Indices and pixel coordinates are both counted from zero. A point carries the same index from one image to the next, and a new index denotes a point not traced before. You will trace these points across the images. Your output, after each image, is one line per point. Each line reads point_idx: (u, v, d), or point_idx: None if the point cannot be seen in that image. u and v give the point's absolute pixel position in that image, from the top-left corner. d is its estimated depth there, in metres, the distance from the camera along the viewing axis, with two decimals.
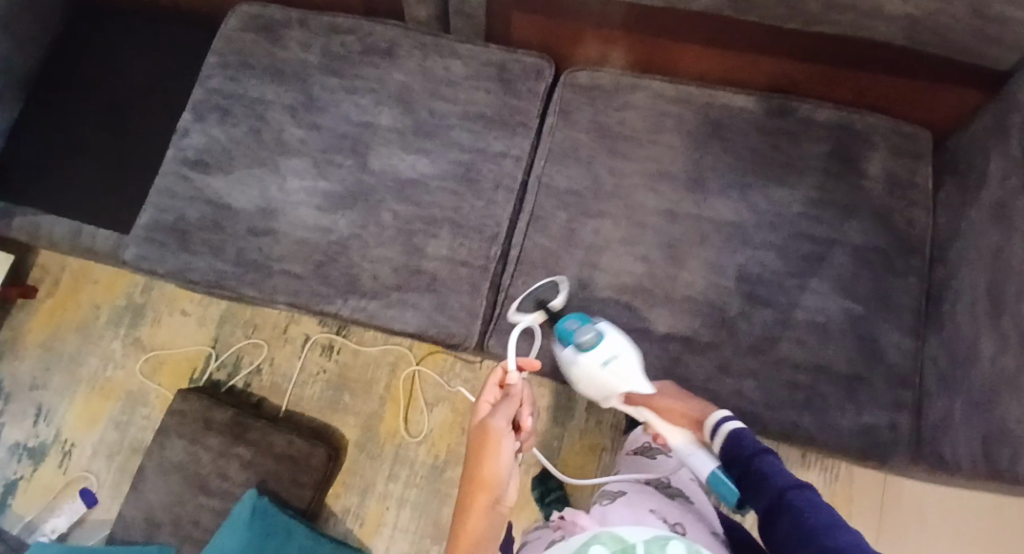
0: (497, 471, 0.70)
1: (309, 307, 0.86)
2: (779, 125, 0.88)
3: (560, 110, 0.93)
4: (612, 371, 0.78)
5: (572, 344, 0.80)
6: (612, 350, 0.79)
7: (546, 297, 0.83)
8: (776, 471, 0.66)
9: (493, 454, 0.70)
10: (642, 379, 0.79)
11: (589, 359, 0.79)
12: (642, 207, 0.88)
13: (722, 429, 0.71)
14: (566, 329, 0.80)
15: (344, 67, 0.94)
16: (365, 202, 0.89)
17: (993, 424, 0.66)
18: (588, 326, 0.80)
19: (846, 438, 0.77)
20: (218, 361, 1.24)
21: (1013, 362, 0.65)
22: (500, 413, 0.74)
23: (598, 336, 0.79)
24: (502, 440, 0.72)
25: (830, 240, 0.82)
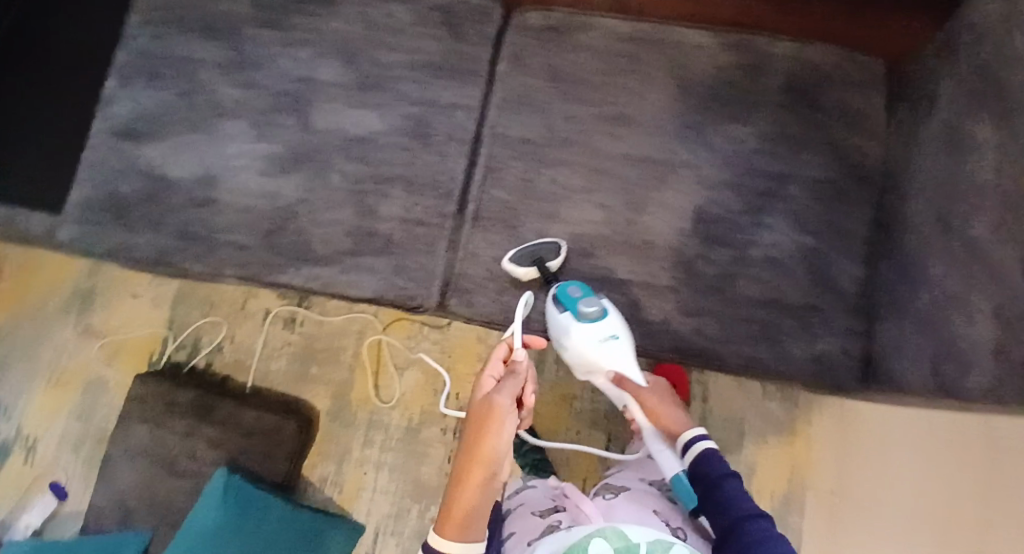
0: (496, 449, 0.70)
1: (260, 278, 0.83)
2: (734, 60, 0.86)
3: (511, 55, 0.89)
4: (606, 349, 0.79)
5: (573, 312, 0.79)
6: (615, 331, 0.79)
7: (546, 257, 0.81)
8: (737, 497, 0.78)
9: (494, 431, 0.70)
10: (631, 365, 0.80)
11: (586, 330, 0.78)
12: (598, 152, 0.86)
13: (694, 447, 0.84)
14: (568, 296, 0.79)
15: (280, 20, 0.89)
16: (311, 163, 0.85)
17: (942, 343, 0.69)
18: (595, 300, 0.79)
19: (803, 368, 0.79)
20: (175, 342, 1.20)
21: (956, 284, 0.68)
22: (504, 390, 0.73)
23: (603, 311, 0.78)
24: (505, 418, 0.71)
25: (783, 174, 0.82)
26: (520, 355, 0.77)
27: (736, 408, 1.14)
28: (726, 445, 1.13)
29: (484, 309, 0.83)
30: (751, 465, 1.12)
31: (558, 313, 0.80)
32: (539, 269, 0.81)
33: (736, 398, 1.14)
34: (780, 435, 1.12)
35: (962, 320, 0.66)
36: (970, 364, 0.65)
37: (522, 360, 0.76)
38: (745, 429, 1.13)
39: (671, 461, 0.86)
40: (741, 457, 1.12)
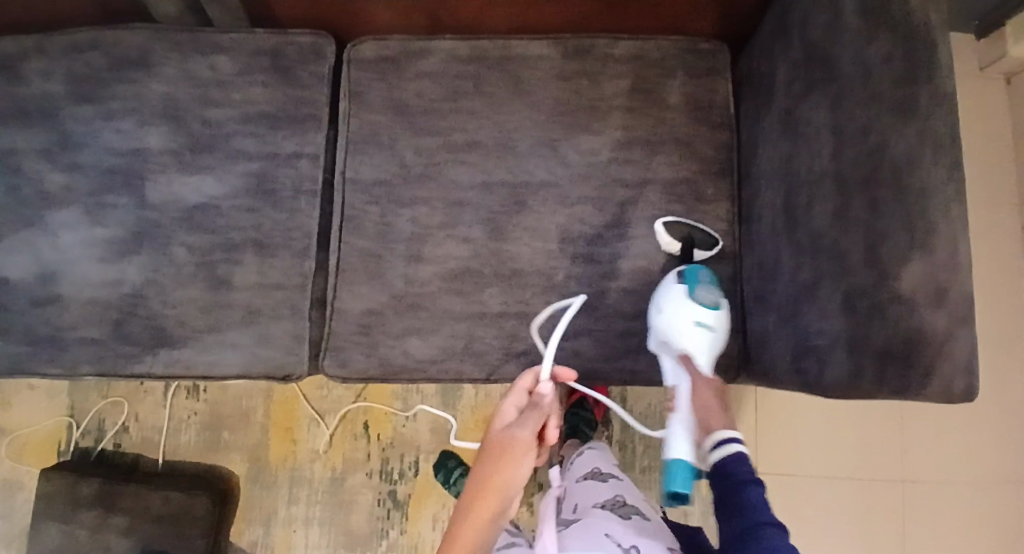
0: (512, 485, 0.54)
1: (117, 371, 0.80)
2: (578, 67, 0.83)
3: (350, 92, 0.84)
4: (695, 333, 0.72)
5: (689, 287, 0.74)
6: (714, 324, 0.72)
7: (695, 244, 0.80)
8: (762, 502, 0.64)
9: (514, 462, 0.55)
10: (705, 365, 0.73)
11: (692, 310, 0.72)
12: (456, 184, 0.83)
13: (728, 445, 0.68)
14: (695, 275, 0.74)
15: (97, 91, 0.84)
16: (153, 241, 0.81)
17: (798, 335, 0.71)
18: (712, 289, 0.74)
19: None
20: (81, 429, 1.10)
21: (807, 276, 0.70)
22: (527, 422, 0.59)
23: (715, 302, 0.73)
24: (527, 453, 0.56)
25: (640, 180, 0.82)
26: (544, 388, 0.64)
27: (653, 398, 1.09)
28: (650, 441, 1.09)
29: (358, 364, 0.80)
30: None
31: (671, 284, 0.75)
32: (685, 246, 0.79)
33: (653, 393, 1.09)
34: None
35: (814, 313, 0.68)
36: (825, 357, 0.67)
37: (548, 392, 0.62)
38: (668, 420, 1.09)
39: (685, 450, 0.70)
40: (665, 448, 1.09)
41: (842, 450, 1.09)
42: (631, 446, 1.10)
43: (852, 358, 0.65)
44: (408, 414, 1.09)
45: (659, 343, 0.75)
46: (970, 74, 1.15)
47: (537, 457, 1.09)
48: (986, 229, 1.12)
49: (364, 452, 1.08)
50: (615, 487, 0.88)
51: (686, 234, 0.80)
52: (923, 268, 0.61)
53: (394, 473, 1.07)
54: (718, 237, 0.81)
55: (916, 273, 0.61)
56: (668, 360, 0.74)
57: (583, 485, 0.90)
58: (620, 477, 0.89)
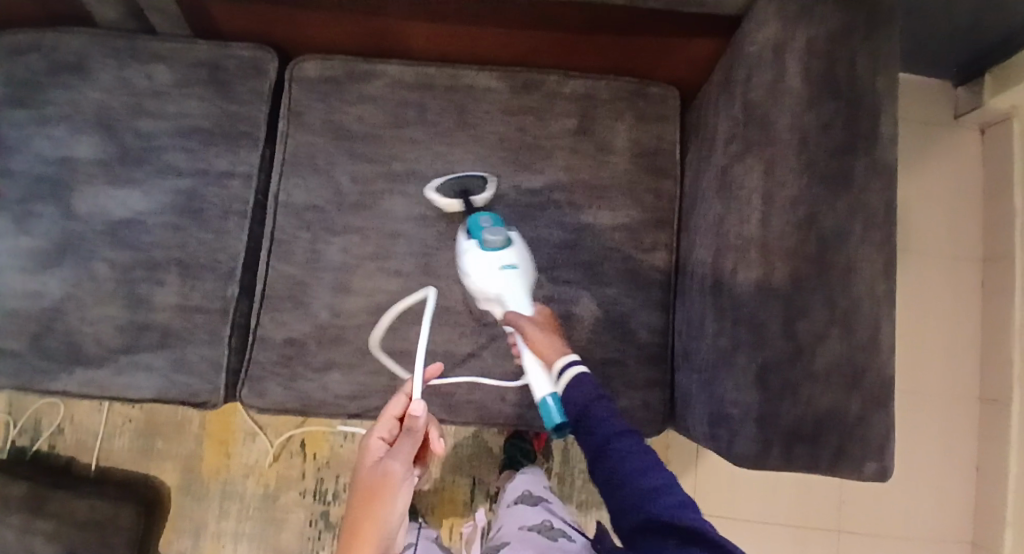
0: (388, 523, 0.57)
1: (32, 386, 0.78)
2: (523, 102, 0.81)
3: (289, 112, 0.83)
4: (501, 278, 0.71)
5: (479, 239, 0.73)
6: (514, 260, 0.72)
7: (472, 190, 0.79)
8: (606, 418, 0.62)
9: (389, 501, 0.58)
10: (524, 300, 0.72)
11: (487, 257, 0.72)
12: (389, 215, 0.81)
13: (567, 373, 0.66)
14: (478, 224, 0.73)
15: (32, 96, 0.82)
16: (75, 254, 0.79)
17: (715, 401, 0.67)
18: (501, 228, 0.73)
19: None
20: (16, 427, 1.09)
21: (726, 341, 0.66)
22: (398, 455, 0.61)
23: (505, 239, 0.72)
24: (399, 489, 0.59)
25: (578, 225, 0.79)
26: (417, 408, 0.62)
27: None
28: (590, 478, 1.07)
29: (275, 397, 0.77)
30: None
31: (464, 243, 0.74)
32: (460, 204, 0.78)
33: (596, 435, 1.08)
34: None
35: (728, 384, 0.65)
36: (736, 430, 0.64)
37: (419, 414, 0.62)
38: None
39: (544, 384, 0.68)
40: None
41: (783, 502, 1.07)
42: (570, 479, 1.07)
43: (760, 436, 0.62)
44: (346, 433, 1.07)
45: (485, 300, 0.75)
46: (946, 122, 1.11)
47: (475, 486, 1.07)
48: (948, 283, 1.09)
49: (298, 469, 1.06)
50: (541, 512, 0.84)
51: (458, 188, 0.79)
52: (841, 349, 0.61)
53: (328, 493, 1.06)
54: (495, 179, 0.79)
55: (834, 353, 0.61)
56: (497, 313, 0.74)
57: (512, 509, 0.87)
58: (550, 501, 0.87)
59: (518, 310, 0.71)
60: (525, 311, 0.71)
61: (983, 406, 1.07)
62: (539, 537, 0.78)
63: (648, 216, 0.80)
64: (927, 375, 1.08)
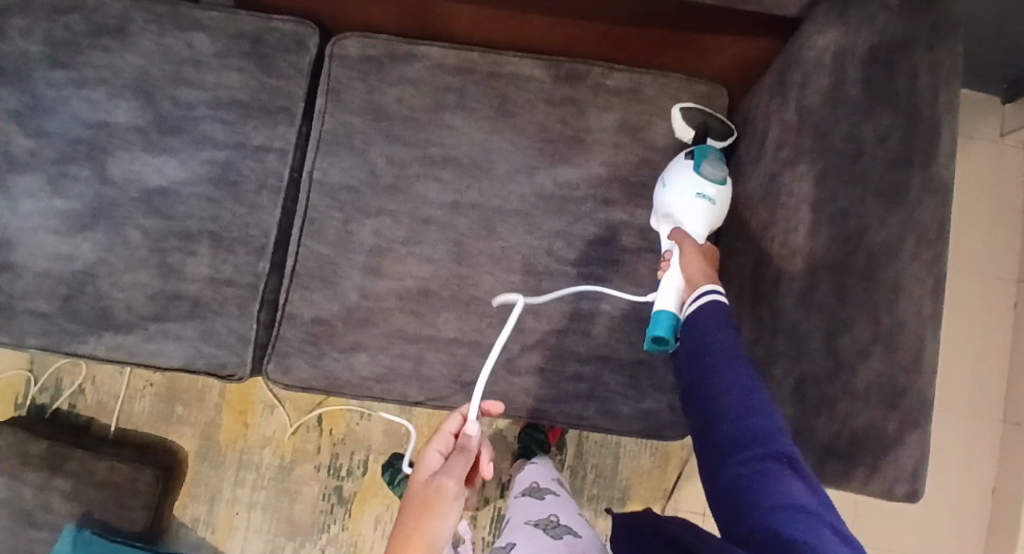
0: (436, 537, 0.58)
1: (61, 347, 0.78)
2: (566, 93, 0.80)
3: (328, 90, 0.82)
4: (690, 200, 0.70)
5: (698, 159, 0.72)
6: (717, 197, 0.70)
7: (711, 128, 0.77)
8: (722, 350, 0.62)
9: (438, 515, 0.58)
10: (699, 231, 0.71)
11: (694, 177, 0.70)
12: (423, 200, 0.80)
13: (704, 299, 0.65)
14: (704, 149, 0.72)
15: (71, 57, 0.82)
16: (109, 220, 0.79)
17: None
18: (721, 166, 0.71)
19: (627, 425, 0.77)
20: (37, 385, 1.10)
21: None
22: (452, 470, 0.62)
23: (720, 175, 0.71)
24: (450, 505, 0.60)
25: (615, 222, 0.78)
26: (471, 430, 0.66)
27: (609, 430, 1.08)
28: (602, 472, 1.07)
29: (302, 375, 0.78)
30: (626, 492, 1.07)
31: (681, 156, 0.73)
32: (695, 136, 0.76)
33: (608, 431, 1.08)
34: (653, 457, 1.07)
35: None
36: None
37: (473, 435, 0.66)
38: (620, 452, 1.07)
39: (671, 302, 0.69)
40: (616, 482, 1.07)
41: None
42: (582, 473, 1.07)
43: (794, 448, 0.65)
44: (363, 412, 1.08)
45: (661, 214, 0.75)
46: (991, 139, 1.09)
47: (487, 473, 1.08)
48: (982, 306, 1.07)
49: (314, 444, 1.07)
50: (549, 505, 0.85)
51: (699, 122, 0.77)
52: (882, 368, 0.60)
53: (343, 469, 1.07)
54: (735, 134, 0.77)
55: (875, 371, 0.61)
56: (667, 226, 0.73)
57: (520, 501, 0.88)
58: (558, 495, 0.87)
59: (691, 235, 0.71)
60: (698, 238, 0.71)
61: (1005, 429, 1.06)
62: (544, 533, 0.79)
63: None
64: (952, 397, 1.07)
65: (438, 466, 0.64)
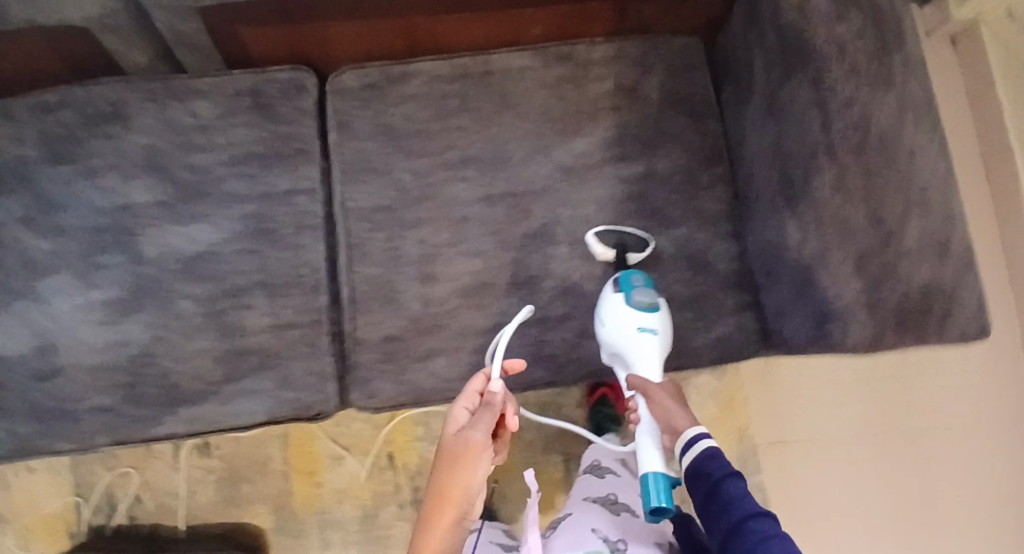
0: (468, 489, 0.66)
1: (135, 436, 0.76)
2: (559, 73, 0.86)
3: (338, 124, 0.85)
4: (637, 339, 0.74)
5: (627, 293, 0.76)
6: (656, 325, 0.75)
7: (628, 249, 0.81)
8: (740, 495, 0.67)
9: (468, 471, 0.66)
10: (655, 366, 0.75)
11: (631, 315, 0.74)
12: (455, 200, 0.83)
13: (696, 446, 0.71)
14: (628, 281, 0.76)
15: (74, 151, 0.82)
16: (156, 297, 0.79)
17: (817, 303, 0.73)
18: (650, 292, 0.76)
19: (704, 356, 0.81)
20: (90, 506, 1.09)
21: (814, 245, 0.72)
22: (480, 425, 0.68)
23: (653, 303, 0.75)
24: (480, 456, 0.67)
25: (638, 175, 0.83)
26: (495, 388, 0.70)
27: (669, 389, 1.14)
28: None
29: (387, 395, 0.79)
30: None
31: (609, 291, 0.77)
32: (618, 254, 0.80)
33: None
34: (716, 403, 1.16)
35: (826, 280, 0.71)
36: (849, 322, 0.69)
37: (497, 392, 0.69)
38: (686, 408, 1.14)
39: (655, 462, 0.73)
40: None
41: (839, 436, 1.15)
42: None
43: (874, 318, 0.68)
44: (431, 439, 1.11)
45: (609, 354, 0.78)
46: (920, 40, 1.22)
47: (568, 462, 1.14)
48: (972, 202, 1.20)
49: (392, 483, 1.10)
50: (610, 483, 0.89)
51: (618, 240, 0.81)
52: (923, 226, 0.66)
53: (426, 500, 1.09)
54: (654, 243, 0.82)
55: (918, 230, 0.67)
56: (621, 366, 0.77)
57: (582, 480, 0.92)
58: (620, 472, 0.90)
59: (649, 375, 0.75)
60: (655, 380, 0.75)
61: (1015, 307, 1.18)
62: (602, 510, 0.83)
63: (696, 153, 0.85)
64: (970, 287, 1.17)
65: (467, 421, 0.69)
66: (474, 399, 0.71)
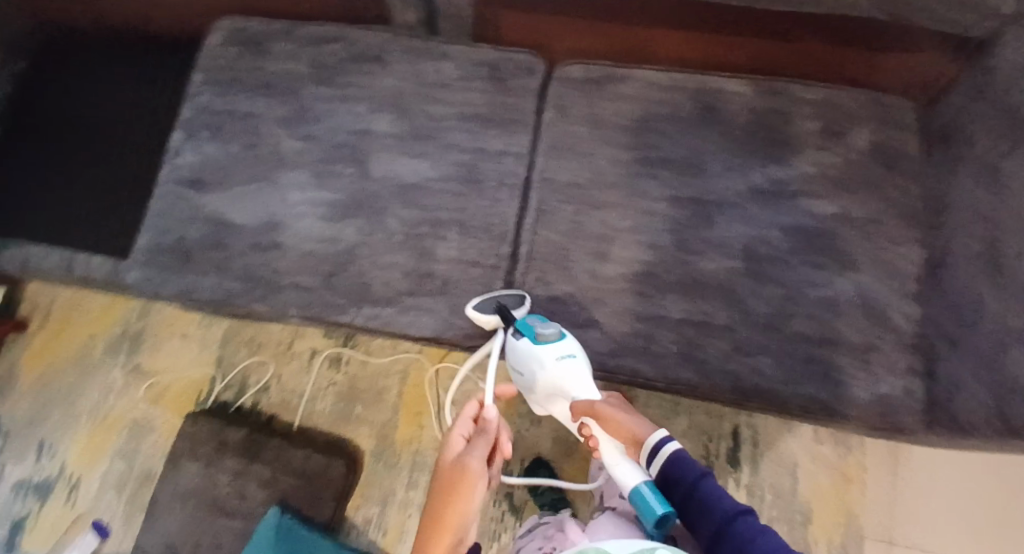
0: (468, 503, 0.81)
1: (322, 318, 0.87)
2: (769, 105, 0.91)
3: (555, 105, 0.94)
4: (563, 367, 0.82)
5: (531, 336, 0.82)
6: (571, 349, 0.82)
7: (507, 304, 0.84)
8: (716, 493, 0.77)
9: (468, 488, 0.81)
10: (589, 383, 0.83)
11: (545, 352, 0.82)
12: (644, 194, 0.89)
13: (664, 449, 0.81)
14: (527, 324, 0.83)
15: (335, 76, 0.95)
16: (370, 209, 0.90)
17: (1003, 377, 0.70)
18: (554, 324, 0.82)
19: (863, 409, 0.80)
20: (223, 382, 1.23)
21: (1016, 318, 0.70)
22: (477, 452, 0.83)
23: (558, 332, 0.82)
24: (476, 478, 0.82)
25: (831, 217, 0.86)
26: (490, 414, 0.84)
27: (783, 445, 1.13)
28: (781, 488, 1.11)
29: None
30: (807, 510, 1.09)
31: (516, 341, 0.83)
32: (502, 318, 0.83)
33: (784, 441, 1.13)
34: (833, 476, 1.11)
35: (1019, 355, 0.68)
36: None
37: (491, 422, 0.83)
38: (798, 471, 1.11)
39: (635, 476, 0.80)
40: (796, 502, 1.10)
41: None
42: (759, 493, 1.11)
43: None
44: (532, 419, 1.19)
45: (547, 390, 0.85)
46: None
47: None
48: None
49: None
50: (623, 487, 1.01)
51: (496, 305, 0.84)
52: None
53: (512, 474, 1.16)
54: (527, 299, 0.86)
55: None
56: (560, 393, 0.84)
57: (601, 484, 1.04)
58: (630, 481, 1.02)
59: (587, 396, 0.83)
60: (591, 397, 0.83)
61: None
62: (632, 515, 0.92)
63: (895, 212, 0.86)
64: None
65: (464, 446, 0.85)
66: (469, 426, 0.86)
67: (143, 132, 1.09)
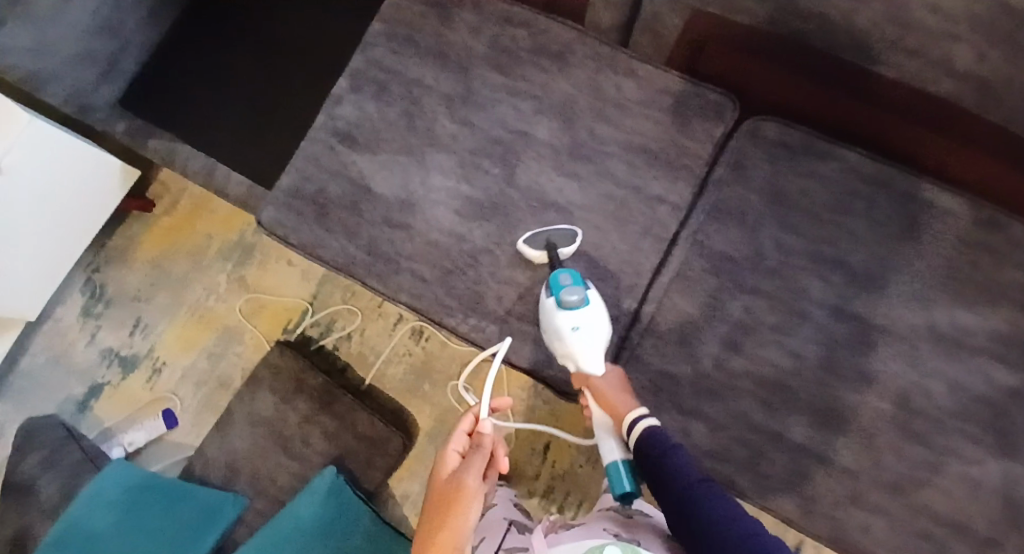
0: (463, 528, 0.70)
1: (429, 314, 0.84)
2: (978, 237, 0.78)
3: (734, 163, 0.84)
4: (572, 338, 0.74)
5: (557, 296, 0.75)
6: (586, 322, 0.74)
7: (557, 243, 0.81)
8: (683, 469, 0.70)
9: (462, 511, 0.71)
10: (597, 359, 0.75)
11: (561, 316, 0.74)
12: (803, 293, 0.79)
13: (638, 427, 0.73)
14: (557, 281, 0.76)
15: (510, 64, 0.90)
16: (504, 217, 0.85)
17: None
18: (580, 289, 0.75)
19: None
20: (312, 318, 1.24)
21: None
22: (472, 470, 0.74)
23: (582, 299, 0.74)
24: (472, 499, 0.72)
25: (1009, 389, 0.74)
26: (486, 427, 0.77)
27: None
28: None
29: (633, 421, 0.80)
30: None
31: (544, 297, 0.77)
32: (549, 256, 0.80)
33: None
34: None
35: None
36: None
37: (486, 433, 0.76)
38: None
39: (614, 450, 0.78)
40: None
41: None
42: None
43: None
44: (588, 457, 1.14)
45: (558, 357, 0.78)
46: None
47: None
48: None
49: (534, 468, 1.15)
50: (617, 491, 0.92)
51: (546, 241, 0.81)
52: None
53: (552, 503, 1.13)
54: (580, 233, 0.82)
55: None
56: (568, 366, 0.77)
57: None
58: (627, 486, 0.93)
59: (591, 371, 0.75)
60: (596, 372, 0.75)
61: None
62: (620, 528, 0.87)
63: None
64: None
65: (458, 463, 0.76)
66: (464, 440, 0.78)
67: (309, 75, 1.12)
